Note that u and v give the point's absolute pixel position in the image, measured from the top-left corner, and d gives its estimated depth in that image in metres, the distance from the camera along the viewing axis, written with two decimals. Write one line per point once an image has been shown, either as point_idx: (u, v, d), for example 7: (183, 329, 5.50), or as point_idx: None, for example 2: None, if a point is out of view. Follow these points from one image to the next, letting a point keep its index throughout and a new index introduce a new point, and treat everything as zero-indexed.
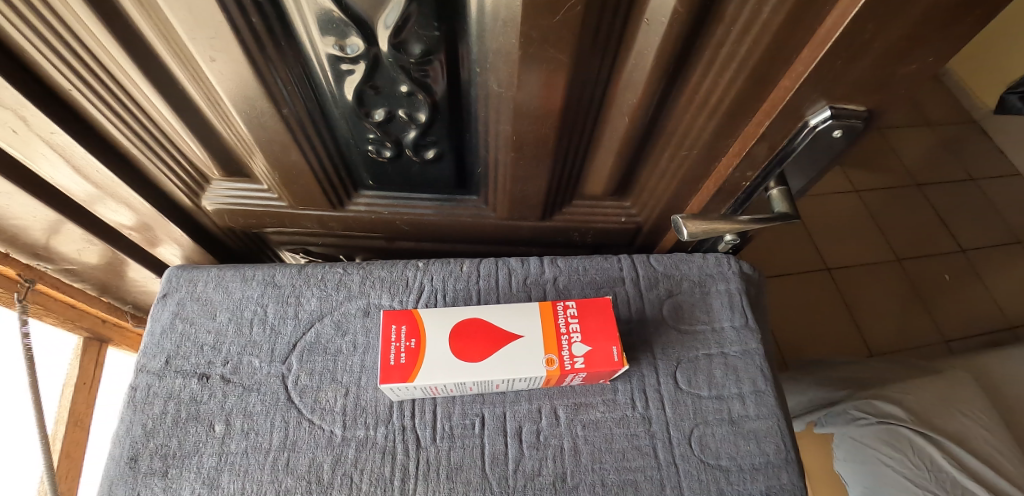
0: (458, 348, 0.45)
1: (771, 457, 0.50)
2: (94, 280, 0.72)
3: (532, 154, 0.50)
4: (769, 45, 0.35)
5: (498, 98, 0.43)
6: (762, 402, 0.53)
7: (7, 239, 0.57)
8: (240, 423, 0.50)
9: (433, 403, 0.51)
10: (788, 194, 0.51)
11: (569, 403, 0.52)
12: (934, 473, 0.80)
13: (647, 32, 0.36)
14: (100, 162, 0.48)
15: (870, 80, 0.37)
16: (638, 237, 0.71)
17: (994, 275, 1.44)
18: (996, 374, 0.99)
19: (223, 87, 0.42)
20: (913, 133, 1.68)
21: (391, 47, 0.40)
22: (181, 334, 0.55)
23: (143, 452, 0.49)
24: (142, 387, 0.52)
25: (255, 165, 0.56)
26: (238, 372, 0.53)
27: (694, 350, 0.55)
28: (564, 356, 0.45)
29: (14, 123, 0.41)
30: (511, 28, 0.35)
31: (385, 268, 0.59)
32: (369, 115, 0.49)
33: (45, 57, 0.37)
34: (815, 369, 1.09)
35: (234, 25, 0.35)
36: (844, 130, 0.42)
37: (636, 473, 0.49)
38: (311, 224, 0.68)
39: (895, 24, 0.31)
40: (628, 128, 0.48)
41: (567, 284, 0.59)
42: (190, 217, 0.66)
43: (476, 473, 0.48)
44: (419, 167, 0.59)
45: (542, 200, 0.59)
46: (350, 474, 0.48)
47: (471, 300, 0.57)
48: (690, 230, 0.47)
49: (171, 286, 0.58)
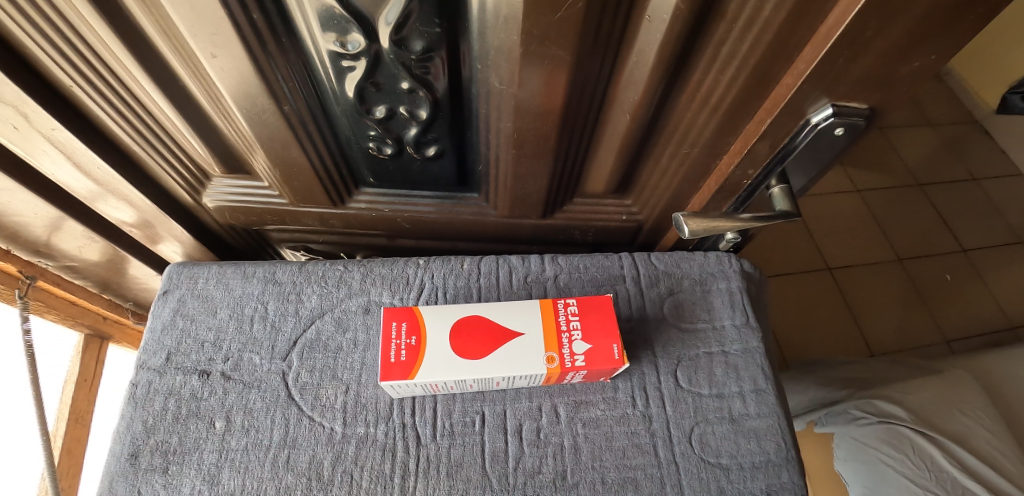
0: (459, 345, 0.45)
1: (772, 456, 0.50)
2: (95, 276, 0.72)
3: (534, 151, 0.50)
4: (770, 43, 0.35)
5: (499, 95, 0.43)
6: (763, 401, 0.53)
7: (8, 235, 0.57)
8: (240, 420, 0.50)
9: (433, 401, 0.51)
10: (789, 191, 0.50)
11: (570, 400, 0.52)
12: (934, 473, 0.80)
13: (648, 30, 0.36)
14: (101, 159, 0.48)
15: (872, 78, 0.37)
16: (638, 236, 0.71)
17: (996, 275, 1.44)
18: (997, 374, 0.99)
19: (224, 83, 0.42)
20: (915, 132, 1.68)
21: (391, 43, 0.40)
22: (182, 330, 0.55)
23: (144, 448, 0.49)
24: (143, 383, 0.52)
25: (256, 162, 0.56)
26: (239, 369, 0.53)
27: (694, 348, 0.55)
28: (564, 354, 0.45)
29: (14, 119, 0.41)
30: (513, 25, 0.34)
31: (386, 266, 0.59)
32: (371, 112, 0.49)
33: (46, 53, 0.37)
34: (815, 369, 1.09)
35: (236, 22, 0.35)
36: (846, 128, 0.42)
37: (636, 471, 0.49)
38: (312, 221, 0.68)
39: (897, 21, 0.31)
40: (629, 126, 0.48)
41: (568, 282, 0.58)
42: (191, 214, 0.66)
43: (477, 471, 0.48)
44: (420, 165, 0.59)
45: (543, 198, 0.59)
46: (350, 471, 0.48)
47: (472, 297, 0.57)
48: (690, 228, 0.46)
49: (171, 282, 0.58)
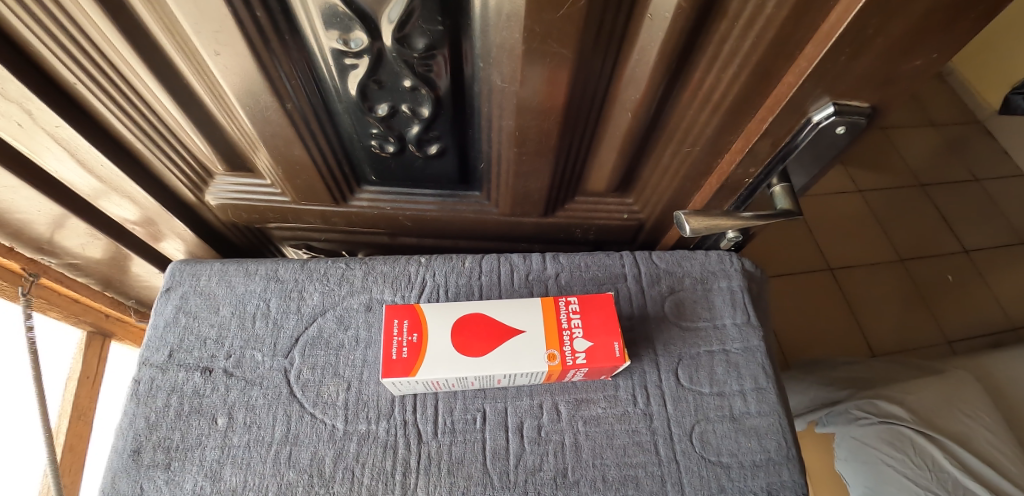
0: (460, 343, 0.45)
1: (772, 454, 0.50)
2: (97, 273, 0.73)
3: (535, 149, 0.50)
4: (772, 41, 0.35)
5: (501, 93, 0.43)
6: (763, 399, 0.53)
7: (12, 233, 0.57)
8: (242, 417, 0.51)
9: (434, 398, 0.51)
10: (791, 190, 0.51)
11: (571, 398, 0.52)
12: (935, 474, 0.80)
13: (650, 27, 0.36)
14: (105, 156, 0.48)
15: (874, 76, 0.37)
16: (640, 234, 0.71)
17: (998, 276, 1.44)
18: (999, 375, 0.99)
19: (228, 81, 0.42)
20: (917, 133, 1.68)
21: (394, 41, 0.40)
22: (184, 327, 0.55)
23: (146, 445, 0.49)
24: (145, 380, 0.53)
25: (259, 160, 0.57)
26: (241, 366, 0.53)
27: (695, 347, 0.55)
28: (566, 352, 0.45)
29: (18, 116, 0.41)
30: (515, 22, 0.34)
31: (388, 263, 0.59)
32: (373, 110, 0.50)
33: (50, 50, 0.37)
34: (816, 369, 1.09)
35: (239, 19, 0.35)
36: (848, 127, 0.42)
37: (637, 469, 0.49)
38: (314, 219, 0.68)
39: (899, 19, 0.31)
40: (630, 123, 0.48)
41: (570, 280, 0.59)
42: (193, 212, 0.66)
43: (478, 468, 0.48)
44: (422, 163, 0.59)
45: (545, 196, 0.59)
46: (351, 468, 0.48)
47: (473, 295, 0.57)
48: (691, 226, 0.46)
49: (175, 279, 0.58)
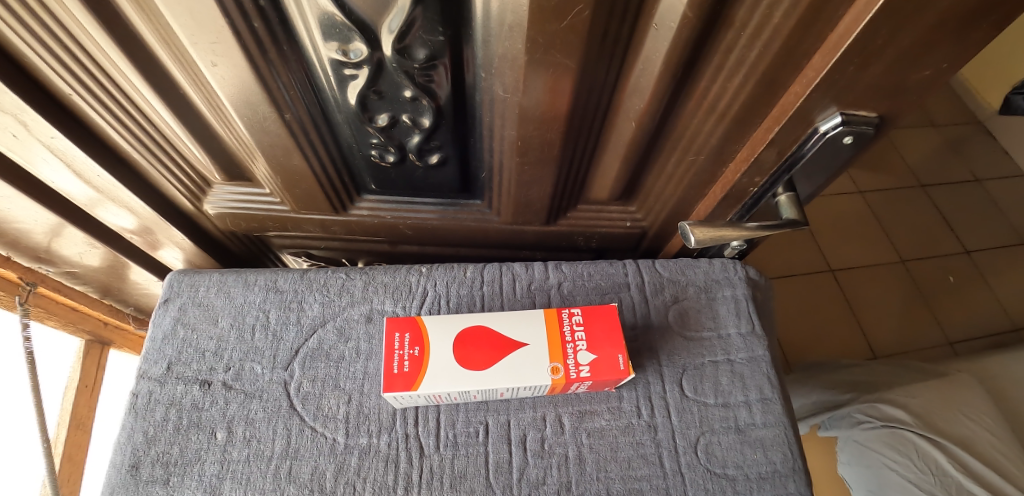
0: (463, 356, 0.44)
1: (778, 466, 0.50)
2: (96, 282, 0.72)
3: (538, 158, 0.49)
4: (780, 50, 0.34)
5: (502, 103, 0.42)
6: (769, 410, 0.52)
7: (10, 242, 0.57)
8: (242, 431, 0.50)
9: (436, 411, 0.50)
10: (796, 199, 0.50)
11: (575, 410, 0.51)
12: (939, 478, 0.79)
13: (655, 37, 0.36)
14: (99, 167, 0.48)
15: (883, 85, 0.36)
16: (643, 241, 0.70)
17: (999, 277, 1.43)
18: (1000, 378, 0.98)
19: (225, 91, 0.42)
20: (919, 134, 1.67)
21: (394, 51, 0.39)
22: (183, 339, 0.55)
23: (145, 459, 0.49)
24: (143, 393, 0.52)
25: (257, 169, 0.56)
26: (240, 378, 0.53)
27: (700, 357, 0.54)
28: (570, 364, 0.44)
29: (14, 127, 0.41)
30: (517, 33, 0.34)
31: (387, 273, 0.58)
32: (372, 120, 0.49)
33: (42, 59, 0.36)
34: (817, 373, 1.09)
35: (236, 30, 0.35)
36: (855, 136, 0.42)
37: (642, 482, 0.48)
38: (313, 227, 0.68)
39: (910, 29, 0.30)
40: (634, 132, 0.48)
41: (573, 290, 0.58)
42: (191, 219, 0.65)
43: (481, 481, 0.48)
44: (423, 172, 0.58)
45: (547, 204, 0.59)
46: (352, 482, 0.47)
47: (475, 306, 0.56)
48: (696, 236, 0.45)
49: (173, 290, 0.57)
